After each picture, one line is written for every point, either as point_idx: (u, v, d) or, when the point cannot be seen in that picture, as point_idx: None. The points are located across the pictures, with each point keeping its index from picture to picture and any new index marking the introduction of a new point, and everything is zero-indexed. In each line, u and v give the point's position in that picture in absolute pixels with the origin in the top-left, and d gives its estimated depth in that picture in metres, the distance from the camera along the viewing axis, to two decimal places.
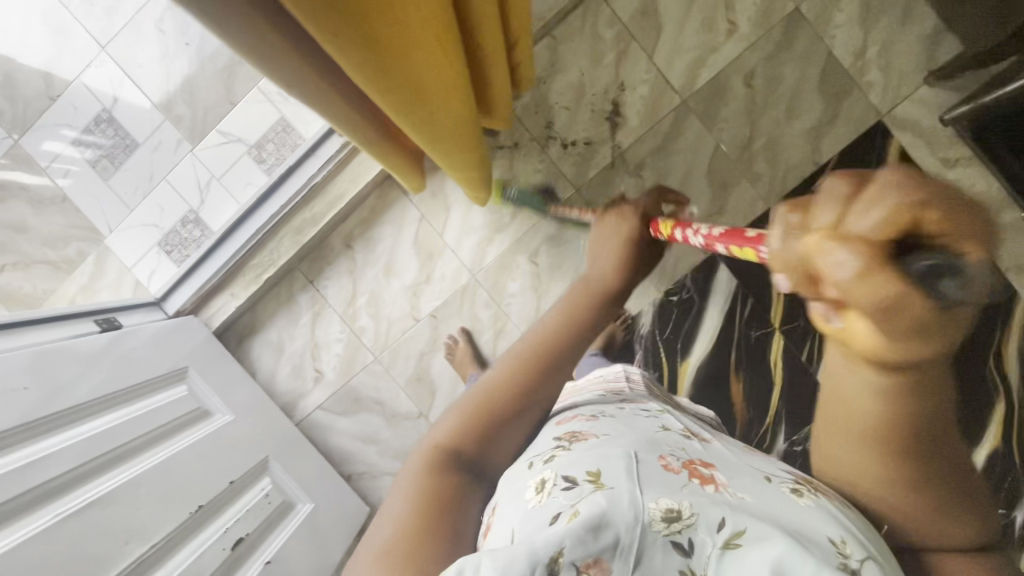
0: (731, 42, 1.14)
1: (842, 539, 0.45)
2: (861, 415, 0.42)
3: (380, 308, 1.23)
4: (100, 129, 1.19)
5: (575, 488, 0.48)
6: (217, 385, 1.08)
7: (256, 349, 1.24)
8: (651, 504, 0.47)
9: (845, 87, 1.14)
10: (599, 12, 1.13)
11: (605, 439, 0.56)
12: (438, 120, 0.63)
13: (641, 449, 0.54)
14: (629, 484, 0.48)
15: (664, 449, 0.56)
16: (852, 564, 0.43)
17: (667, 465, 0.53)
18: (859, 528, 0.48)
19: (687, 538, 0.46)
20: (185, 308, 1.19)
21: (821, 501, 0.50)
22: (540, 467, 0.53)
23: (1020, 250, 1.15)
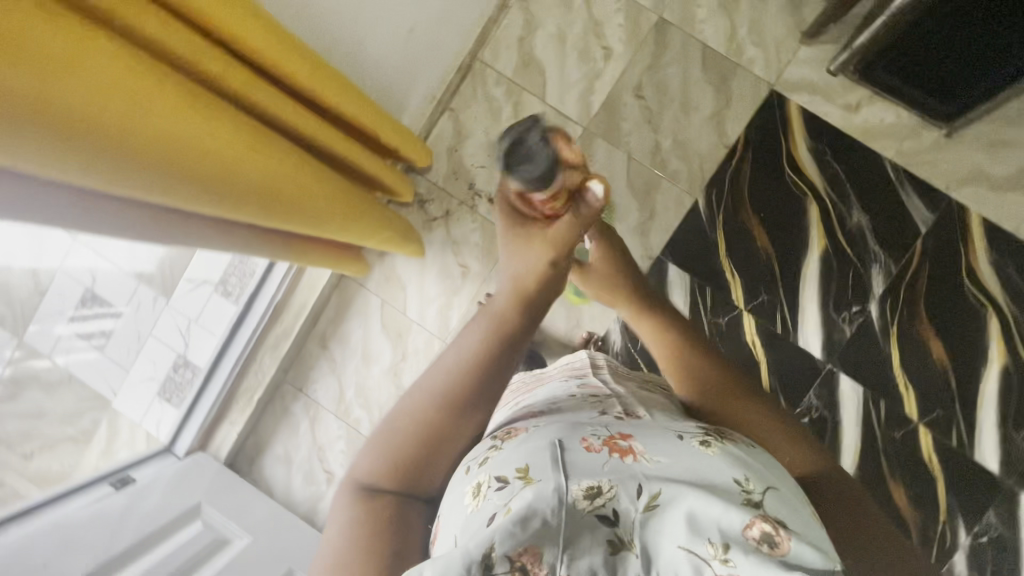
0: (611, 63, 1.22)
1: (745, 477, 0.50)
2: (663, 342, 0.72)
3: (368, 397, 1.29)
4: (90, 308, 1.02)
5: (505, 486, 0.48)
6: (232, 511, 1.13)
7: (268, 466, 1.31)
8: (573, 487, 0.47)
9: (728, 70, 1.19)
10: (484, 76, 1.24)
11: (534, 431, 0.55)
12: (299, 211, 0.64)
13: (562, 433, 0.53)
14: (555, 474, 0.48)
15: (585, 429, 0.55)
16: (756, 497, 0.48)
17: (588, 446, 0.52)
18: (756, 461, 0.53)
19: (611, 509, 0.46)
20: (193, 446, 1.27)
21: (727, 447, 0.54)
22: (476, 471, 0.53)
23: (956, 163, 1.15)
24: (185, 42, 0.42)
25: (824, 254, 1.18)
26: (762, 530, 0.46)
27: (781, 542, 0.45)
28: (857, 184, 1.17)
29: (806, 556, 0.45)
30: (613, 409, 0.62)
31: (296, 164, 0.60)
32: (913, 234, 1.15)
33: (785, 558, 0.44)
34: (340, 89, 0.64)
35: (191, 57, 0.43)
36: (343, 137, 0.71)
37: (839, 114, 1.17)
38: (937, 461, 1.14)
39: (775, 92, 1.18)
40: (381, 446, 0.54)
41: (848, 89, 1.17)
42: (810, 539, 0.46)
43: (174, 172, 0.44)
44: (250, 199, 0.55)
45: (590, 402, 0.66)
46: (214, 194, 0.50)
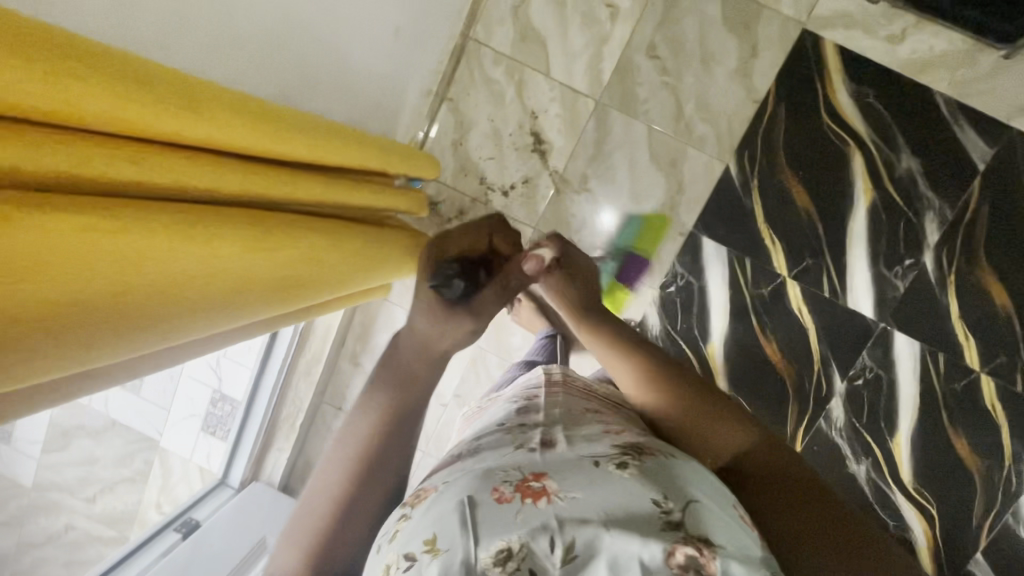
0: (618, 23, 1.09)
1: (663, 494, 0.48)
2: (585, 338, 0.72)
3: None
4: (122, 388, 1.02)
5: (415, 565, 0.44)
6: None
7: None
8: (482, 555, 0.43)
9: (752, 13, 1.06)
10: (481, 57, 1.12)
11: (442, 491, 0.49)
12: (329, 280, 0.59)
13: (474, 486, 0.49)
14: (463, 541, 0.44)
15: (495, 475, 0.50)
16: (677, 516, 0.46)
17: (500, 498, 0.47)
18: (675, 474, 0.51)
19: (528, 572, 0.42)
20: (246, 476, 1.29)
21: (645, 466, 0.51)
22: (385, 549, 0.48)
23: (1017, 88, 1.03)
24: (167, 165, 0.35)
25: (872, 206, 1.09)
26: (686, 555, 0.44)
27: (707, 564, 0.43)
28: (905, 124, 1.06)
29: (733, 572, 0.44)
30: (531, 439, 0.58)
31: (317, 234, 0.53)
32: (970, 173, 1.05)
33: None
34: (333, 142, 0.57)
35: (178, 181, 0.37)
36: (351, 185, 0.65)
37: (881, 48, 1.05)
38: (1001, 409, 1.10)
39: (807, 31, 1.05)
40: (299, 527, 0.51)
41: (891, 17, 1.04)
42: (737, 549, 0.45)
43: (183, 316, 0.39)
44: (268, 297, 0.49)
45: (517, 432, 0.60)
46: (230, 309, 0.44)
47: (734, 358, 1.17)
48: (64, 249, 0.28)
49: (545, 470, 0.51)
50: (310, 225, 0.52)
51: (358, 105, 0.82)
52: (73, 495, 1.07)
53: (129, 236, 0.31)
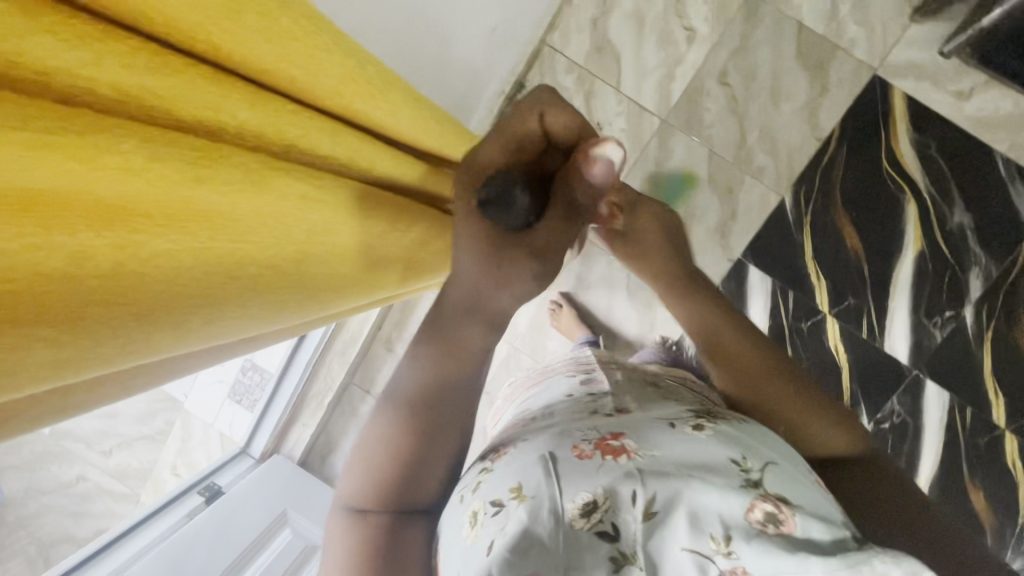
0: (694, 47, 1.11)
1: (743, 455, 0.50)
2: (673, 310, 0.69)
3: None
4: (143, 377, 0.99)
5: (502, 509, 0.46)
6: (315, 516, 1.16)
7: (339, 465, 1.33)
8: (568, 504, 0.46)
9: (826, 54, 1.08)
10: (554, 64, 1.14)
11: (523, 447, 0.53)
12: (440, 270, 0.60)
13: (554, 443, 0.52)
14: (550, 488, 0.47)
15: (573, 435, 0.54)
16: (756, 477, 0.49)
17: (580, 453, 0.51)
18: (747, 436, 0.54)
19: (611, 523, 0.46)
20: (267, 448, 1.29)
21: (718, 430, 0.54)
22: (468, 499, 0.49)
23: None
24: (340, 141, 0.35)
25: (919, 254, 1.11)
26: (765, 510, 0.46)
27: (786, 520, 0.45)
28: (962, 180, 1.08)
29: (813, 529, 0.45)
30: (602, 406, 0.61)
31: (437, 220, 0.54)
32: (1019, 234, 1.07)
33: (794, 536, 0.44)
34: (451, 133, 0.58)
35: (344, 159, 0.37)
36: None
37: (948, 103, 1.07)
38: (1022, 467, 1.11)
39: (877, 77, 1.08)
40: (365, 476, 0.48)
41: (961, 73, 1.06)
42: (814, 509, 0.47)
43: (330, 278, 0.38)
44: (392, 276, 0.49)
45: (587, 400, 0.64)
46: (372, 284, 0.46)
47: None
48: (256, 208, 0.28)
49: (620, 428, 0.55)
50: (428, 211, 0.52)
51: (447, 98, 0.83)
52: (90, 447, 0.96)
53: (304, 204, 0.31)
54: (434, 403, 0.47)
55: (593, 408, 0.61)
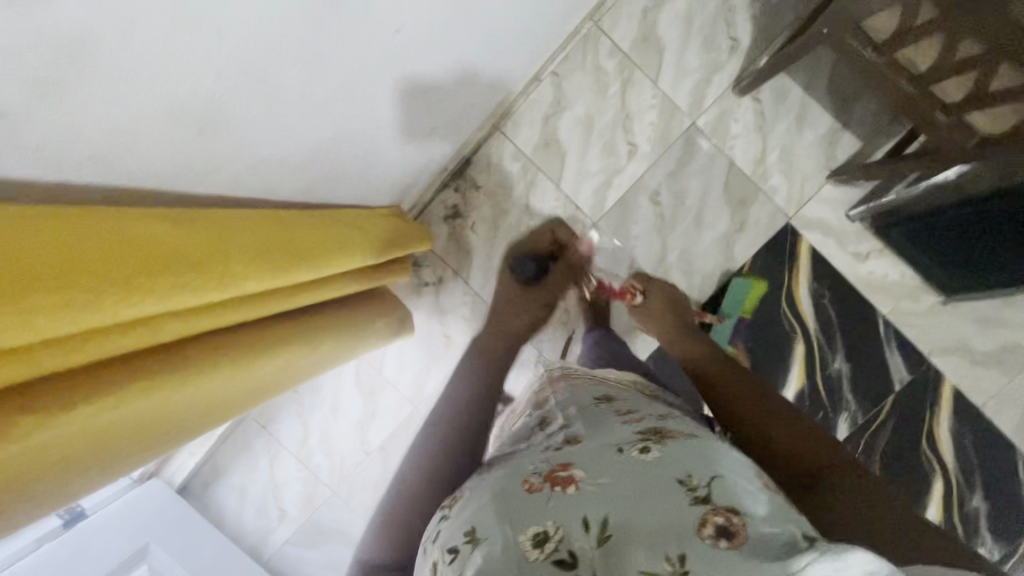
0: (634, 161, 1.17)
1: (689, 473, 0.51)
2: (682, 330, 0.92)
3: (332, 445, 1.29)
4: None
5: (457, 557, 0.48)
6: (179, 552, 1.13)
7: (222, 494, 1.31)
8: (519, 538, 0.47)
9: (749, 194, 1.17)
10: (502, 149, 1.17)
11: (482, 487, 0.54)
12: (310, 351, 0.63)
13: (505, 482, 0.54)
14: (500, 530, 0.48)
15: (526, 471, 0.55)
16: (703, 492, 0.49)
17: (531, 487, 0.52)
18: (700, 451, 0.54)
19: (565, 551, 0.46)
20: (146, 470, 1.24)
21: (665, 449, 0.55)
22: (430, 549, 0.52)
23: (943, 331, 1.17)
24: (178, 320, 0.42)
25: (798, 391, 1.19)
26: (717, 524, 0.46)
27: (738, 530, 0.46)
28: (846, 332, 1.18)
29: (765, 532, 0.46)
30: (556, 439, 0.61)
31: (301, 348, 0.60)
32: (886, 389, 1.18)
33: (746, 543, 0.45)
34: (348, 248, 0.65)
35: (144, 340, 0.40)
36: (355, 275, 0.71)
37: (847, 261, 1.17)
38: None
39: (790, 225, 1.17)
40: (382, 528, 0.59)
41: (862, 237, 1.16)
42: (763, 514, 0.48)
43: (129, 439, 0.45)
44: (238, 399, 0.56)
45: (547, 435, 0.64)
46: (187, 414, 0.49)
47: None
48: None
49: (573, 458, 0.55)
50: (293, 344, 0.59)
51: (371, 187, 0.84)
52: None
53: (96, 411, 0.39)
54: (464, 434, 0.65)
55: (547, 444, 0.61)
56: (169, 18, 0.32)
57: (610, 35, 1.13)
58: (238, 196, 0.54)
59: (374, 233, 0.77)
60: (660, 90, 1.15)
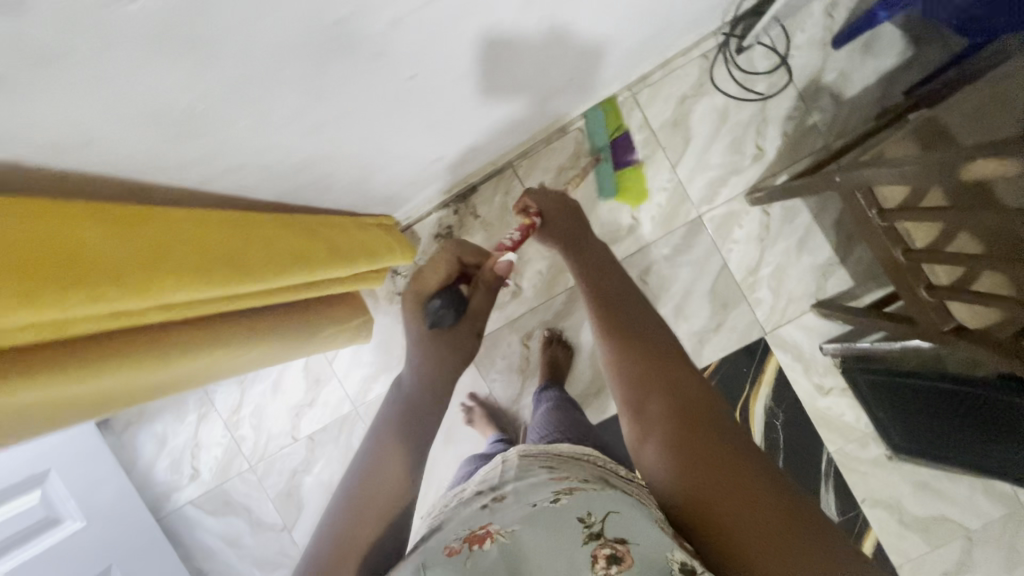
0: (632, 236, 1.18)
1: (587, 512, 0.59)
2: (617, 304, 0.76)
3: (262, 422, 1.27)
4: None
5: None
6: (79, 486, 1.11)
7: (141, 438, 1.29)
8: None
9: (732, 299, 1.18)
10: (511, 185, 1.18)
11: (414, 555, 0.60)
12: (257, 339, 0.62)
13: (428, 553, 0.59)
14: None
15: (449, 537, 0.61)
16: (596, 529, 0.58)
17: (452, 551, 0.59)
18: (601, 496, 0.62)
19: None
20: None
21: (571, 499, 0.62)
22: None
23: (881, 484, 1.17)
24: (123, 324, 0.43)
25: None
26: (609, 553, 0.56)
27: (624, 556, 0.56)
28: (789, 457, 1.17)
29: (645, 549, 0.56)
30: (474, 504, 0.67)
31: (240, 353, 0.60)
32: None
33: (633, 566, 0.55)
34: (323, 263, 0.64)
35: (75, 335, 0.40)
36: (315, 291, 0.70)
37: (808, 390, 1.17)
38: None
39: (764, 340, 1.18)
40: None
41: (828, 372, 1.17)
42: (644, 535, 0.57)
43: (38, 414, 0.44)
44: (153, 390, 0.56)
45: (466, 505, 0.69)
46: (129, 386, 0.50)
47: None
48: None
49: (490, 516, 0.62)
50: (236, 337, 0.58)
51: (362, 195, 0.84)
52: None
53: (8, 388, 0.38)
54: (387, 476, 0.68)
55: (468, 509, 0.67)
56: (149, 40, 0.32)
57: (643, 110, 1.15)
58: (205, 188, 0.53)
59: (355, 247, 0.76)
60: (677, 175, 1.16)
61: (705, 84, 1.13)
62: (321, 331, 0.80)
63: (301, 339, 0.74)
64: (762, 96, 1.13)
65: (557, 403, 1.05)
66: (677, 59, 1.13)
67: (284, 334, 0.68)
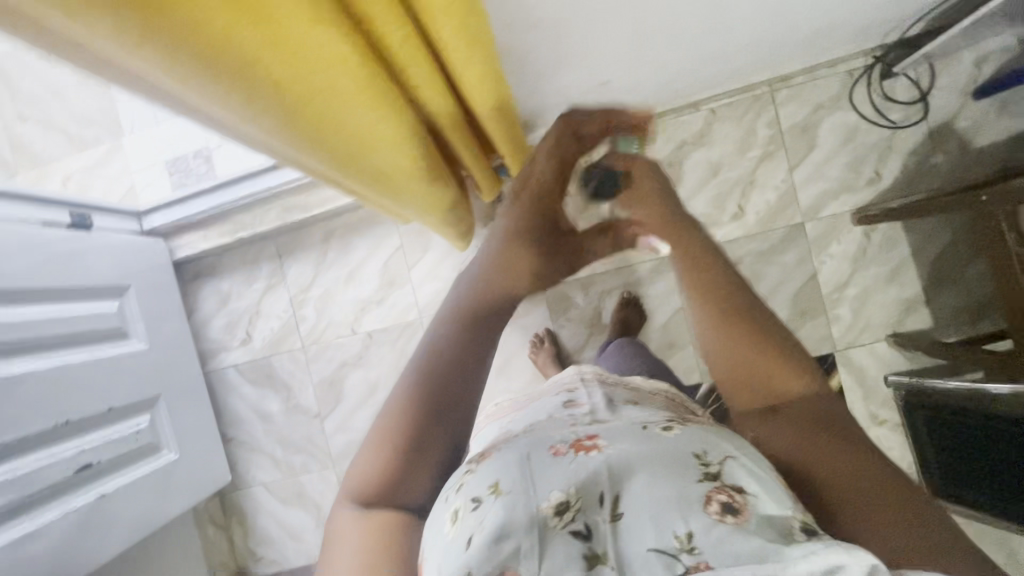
0: (732, 224, 1.20)
1: (703, 449, 0.44)
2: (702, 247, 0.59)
3: (326, 307, 1.28)
4: (195, 160, 1.26)
5: (480, 507, 0.41)
6: (149, 312, 1.12)
7: (206, 291, 1.30)
8: (540, 503, 0.41)
9: (812, 310, 1.20)
10: None
11: (508, 448, 0.48)
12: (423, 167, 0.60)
13: (528, 447, 0.47)
14: (522, 487, 0.42)
15: (549, 439, 0.49)
16: (714, 469, 0.42)
17: (555, 451, 0.46)
18: (725, 437, 0.46)
19: (583, 523, 0.41)
20: (159, 229, 1.23)
21: (689, 431, 0.48)
22: (450, 494, 0.44)
23: None
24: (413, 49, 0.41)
25: None
26: (721, 500, 0.40)
27: (741, 508, 0.39)
28: None
29: (773, 506, 0.39)
30: (580, 420, 0.54)
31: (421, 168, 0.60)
32: None
33: (748, 523, 0.38)
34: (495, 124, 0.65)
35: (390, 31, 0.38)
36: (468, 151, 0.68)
37: (863, 416, 1.19)
38: None
39: (832, 356, 1.20)
40: (364, 467, 0.47)
41: (885, 403, 1.19)
42: (776, 489, 0.41)
43: (319, 131, 0.41)
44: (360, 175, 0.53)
45: (566, 416, 0.56)
46: (346, 153, 0.47)
47: None
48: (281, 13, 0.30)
49: (598, 431, 0.49)
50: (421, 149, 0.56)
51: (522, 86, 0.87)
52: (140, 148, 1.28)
53: (338, 50, 0.35)
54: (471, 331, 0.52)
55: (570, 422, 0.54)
56: None
57: (777, 108, 1.18)
58: None
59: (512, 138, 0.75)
60: (792, 178, 1.19)
61: (843, 99, 1.16)
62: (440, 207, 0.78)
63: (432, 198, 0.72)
64: (892, 126, 1.16)
65: (629, 344, 1.05)
66: (824, 68, 1.16)
67: (432, 180, 0.66)
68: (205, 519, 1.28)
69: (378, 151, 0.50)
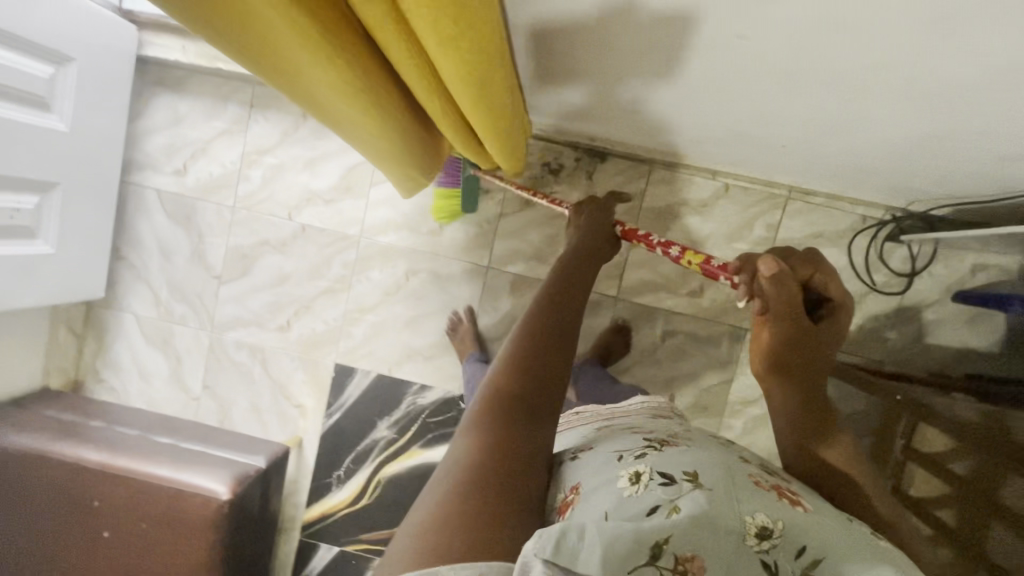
0: (686, 298, 1.20)
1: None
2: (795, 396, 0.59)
3: (274, 180, 1.20)
4: None
5: (673, 484, 0.46)
6: (87, 96, 1.02)
7: (160, 101, 1.20)
8: (746, 518, 0.45)
9: (712, 410, 1.22)
10: (635, 179, 1.16)
11: (695, 449, 0.52)
12: (377, 110, 0.61)
13: (733, 462, 0.51)
14: (725, 493, 0.46)
15: (749, 464, 0.52)
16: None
17: (758, 483, 0.49)
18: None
19: (773, 558, 0.44)
20: (138, 16, 1.12)
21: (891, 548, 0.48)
22: (628, 461, 0.50)
23: None
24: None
25: None
26: None
27: None
28: None
29: None
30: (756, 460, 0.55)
31: (351, 93, 0.56)
32: None
33: None
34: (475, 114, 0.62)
35: None
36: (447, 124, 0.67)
37: None
38: None
39: None
40: (498, 385, 0.52)
41: None
42: None
43: None
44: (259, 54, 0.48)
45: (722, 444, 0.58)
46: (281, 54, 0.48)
47: (413, 474, 1.21)
48: None
49: (795, 487, 0.52)
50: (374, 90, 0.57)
51: (551, 66, 0.80)
52: None
53: None
54: (567, 295, 0.64)
55: (739, 453, 0.55)
56: None
57: (784, 215, 1.15)
58: None
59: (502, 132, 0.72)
60: None
61: (844, 239, 1.14)
62: (403, 159, 0.79)
63: (389, 144, 0.72)
64: (871, 286, 1.15)
65: (583, 370, 1.10)
66: (843, 202, 1.13)
67: (390, 129, 0.67)
68: (61, 321, 1.22)
69: (319, 73, 0.51)
